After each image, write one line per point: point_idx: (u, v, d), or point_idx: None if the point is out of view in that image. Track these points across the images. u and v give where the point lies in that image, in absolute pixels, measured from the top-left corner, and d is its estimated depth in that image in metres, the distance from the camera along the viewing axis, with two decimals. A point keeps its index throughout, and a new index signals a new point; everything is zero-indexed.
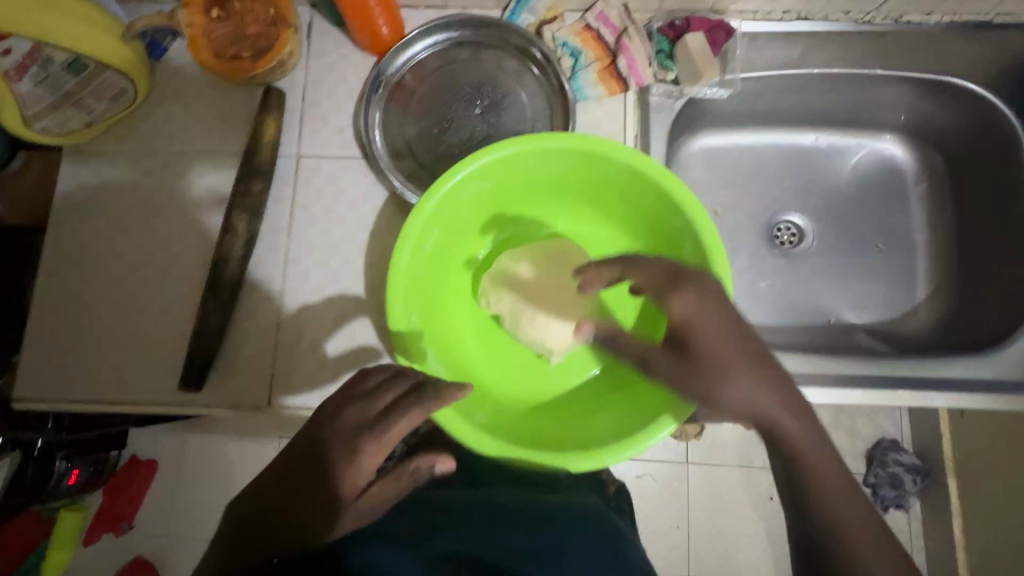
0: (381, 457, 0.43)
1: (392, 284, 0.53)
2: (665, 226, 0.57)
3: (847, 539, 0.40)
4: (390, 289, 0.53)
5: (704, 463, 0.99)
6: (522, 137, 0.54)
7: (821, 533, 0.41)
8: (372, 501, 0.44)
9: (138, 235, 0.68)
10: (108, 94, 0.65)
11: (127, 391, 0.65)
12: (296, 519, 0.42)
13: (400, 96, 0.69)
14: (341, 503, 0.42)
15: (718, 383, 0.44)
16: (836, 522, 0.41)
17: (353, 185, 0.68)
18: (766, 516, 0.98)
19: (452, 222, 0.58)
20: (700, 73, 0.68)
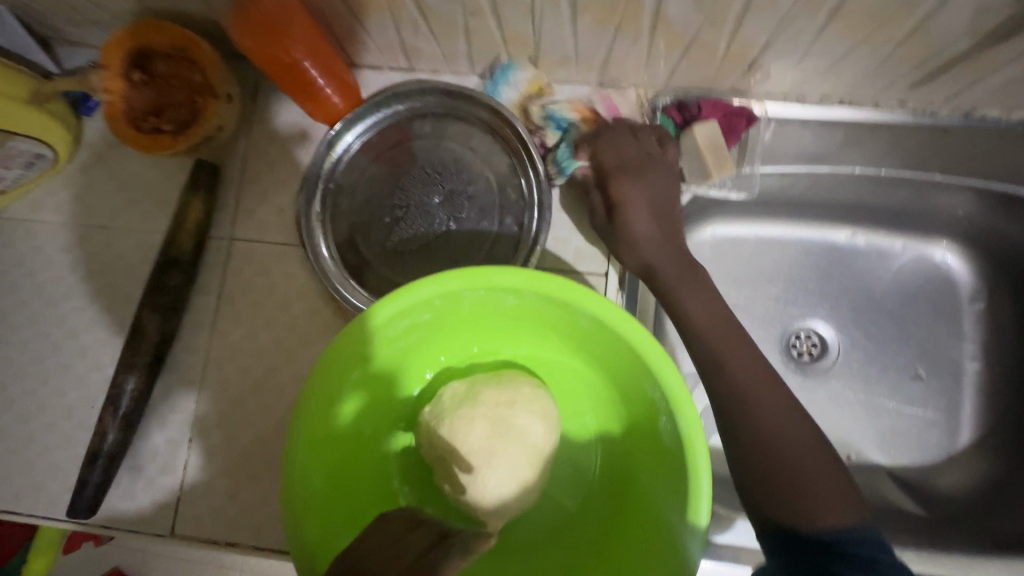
0: None
1: (293, 453, 0.43)
2: (637, 385, 0.46)
3: (783, 467, 0.43)
4: (288, 452, 0.43)
5: None
6: (464, 269, 0.44)
7: (757, 436, 0.43)
8: None
9: (52, 318, 0.61)
10: (20, 161, 0.57)
11: (24, 500, 0.58)
12: None
13: (350, 176, 0.58)
14: None
15: (625, 230, 0.51)
16: (771, 458, 0.43)
17: (288, 278, 0.58)
18: None
19: (380, 356, 0.48)
20: (710, 171, 0.56)
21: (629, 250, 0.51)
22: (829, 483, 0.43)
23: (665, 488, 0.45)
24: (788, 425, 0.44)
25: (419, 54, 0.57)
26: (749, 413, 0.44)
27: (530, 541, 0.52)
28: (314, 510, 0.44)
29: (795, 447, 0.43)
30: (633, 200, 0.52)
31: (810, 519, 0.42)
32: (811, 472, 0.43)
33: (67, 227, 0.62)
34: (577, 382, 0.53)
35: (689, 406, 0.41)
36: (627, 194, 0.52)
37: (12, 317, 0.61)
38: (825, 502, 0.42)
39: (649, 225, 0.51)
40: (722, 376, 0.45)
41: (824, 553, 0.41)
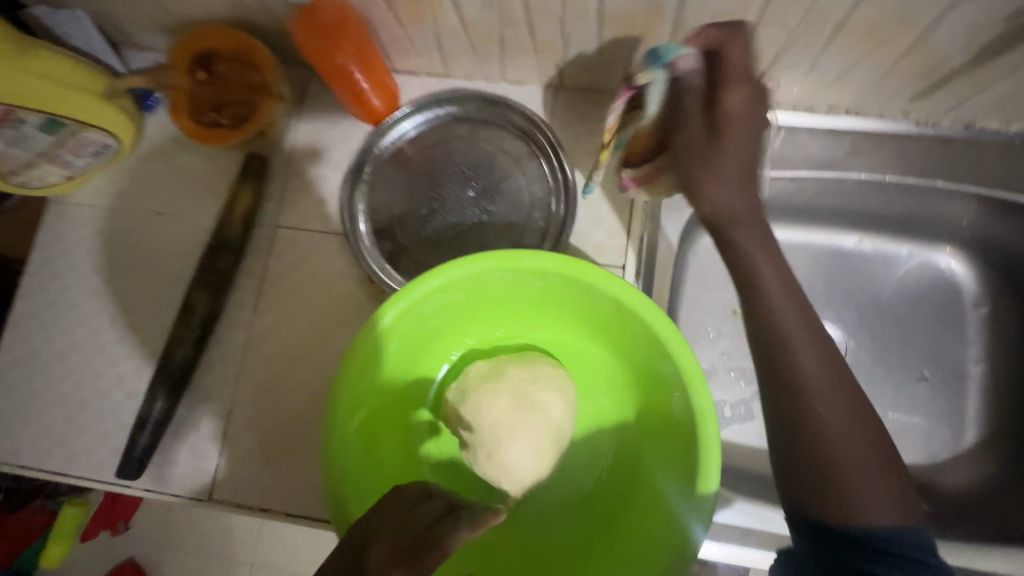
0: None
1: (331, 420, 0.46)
2: (652, 367, 0.49)
3: (833, 459, 0.42)
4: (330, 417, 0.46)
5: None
6: (497, 252, 0.48)
7: (810, 429, 0.43)
8: None
9: (105, 296, 0.65)
10: (89, 149, 0.62)
11: (73, 463, 0.62)
12: None
13: (391, 171, 0.63)
14: None
15: (710, 159, 0.46)
16: (822, 448, 0.43)
17: (327, 263, 0.63)
18: None
19: (415, 333, 0.52)
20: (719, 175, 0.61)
21: (714, 184, 0.46)
22: (885, 493, 0.42)
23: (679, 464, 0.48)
24: (847, 427, 0.43)
25: (456, 61, 0.63)
26: (804, 400, 0.44)
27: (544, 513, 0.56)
28: (350, 472, 0.47)
29: (848, 443, 0.42)
30: (740, 124, 0.45)
31: (854, 516, 0.41)
32: (864, 478, 0.42)
33: (125, 212, 0.67)
34: (594, 366, 0.57)
35: (701, 384, 0.45)
36: (737, 111, 0.45)
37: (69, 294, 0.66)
38: (873, 500, 0.41)
39: (739, 163, 0.46)
40: (786, 357, 0.44)
41: (863, 554, 0.41)
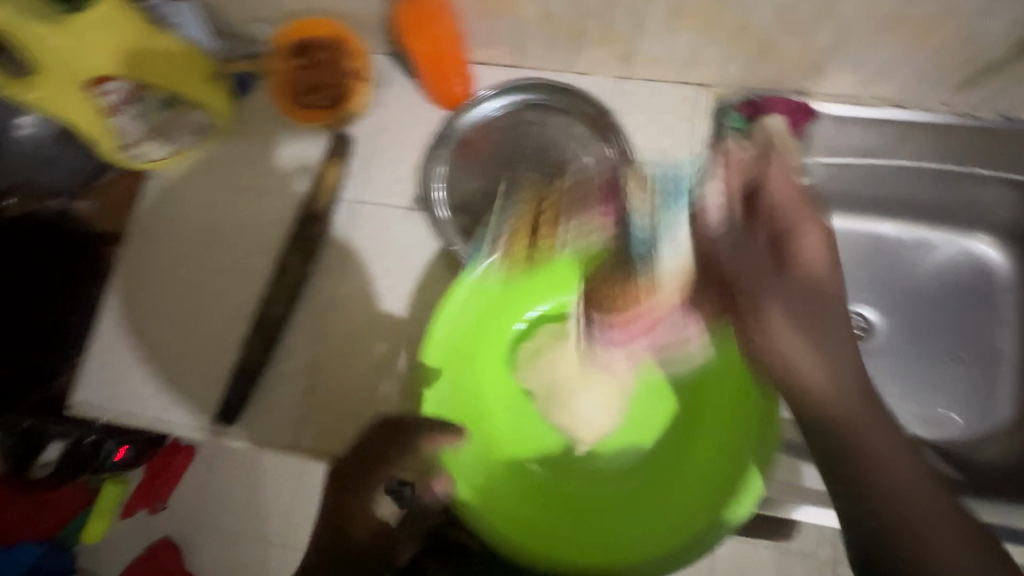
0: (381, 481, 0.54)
1: (434, 354, 0.56)
2: (713, 330, 0.56)
3: (913, 536, 0.40)
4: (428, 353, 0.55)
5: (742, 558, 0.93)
6: (581, 220, 0.55)
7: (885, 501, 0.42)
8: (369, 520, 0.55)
9: (195, 262, 0.71)
10: (189, 128, 0.69)
11: (166, 412, 0.67)
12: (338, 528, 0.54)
13: (463, 152, 0.69)
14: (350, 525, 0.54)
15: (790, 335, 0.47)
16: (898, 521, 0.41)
17: (405, 235, 0.69)
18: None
19: (500, 292, 0.59)
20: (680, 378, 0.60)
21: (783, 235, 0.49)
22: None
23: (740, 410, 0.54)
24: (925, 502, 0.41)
25: (527, 51, 0.68)
26: (874, 466, 0.42)
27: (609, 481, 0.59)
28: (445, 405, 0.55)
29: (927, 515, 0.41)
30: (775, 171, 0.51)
31: None
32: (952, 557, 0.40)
33: (212, 185, 0.72)
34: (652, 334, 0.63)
35: (761, 337, 0.51)
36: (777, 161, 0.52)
37: (159, 261, 0.71)
38: None
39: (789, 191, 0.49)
40: (841, 410, 0.44)
41: None
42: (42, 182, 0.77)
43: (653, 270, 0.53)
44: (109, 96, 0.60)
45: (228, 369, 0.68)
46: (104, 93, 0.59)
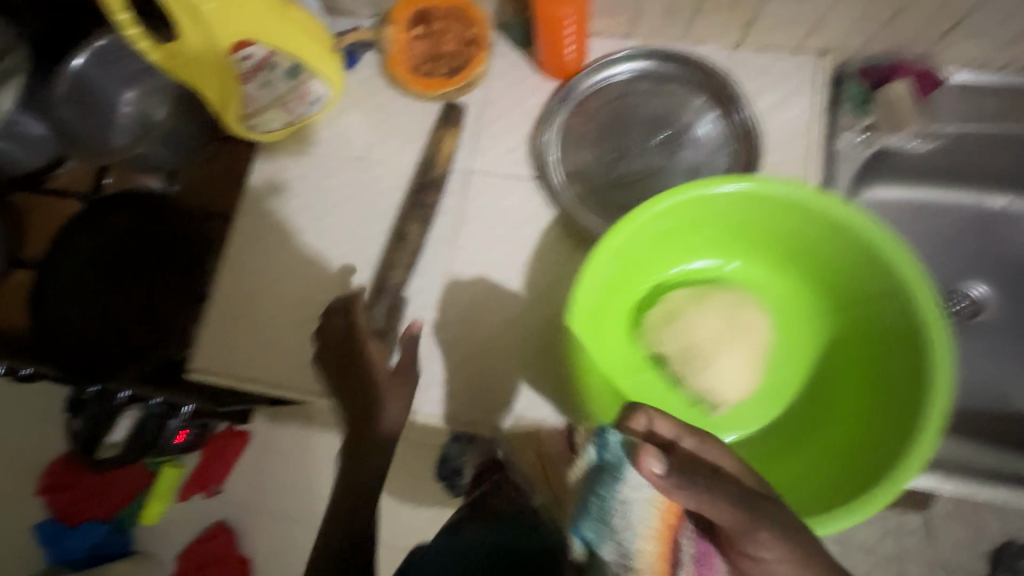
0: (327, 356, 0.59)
1: (570, 321, 0.52)
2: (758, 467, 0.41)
3: None
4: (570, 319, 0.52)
5: None
6: (720, 176, 0.52)
7: None
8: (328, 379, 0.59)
9: (313, 231, 0.73)
10: (307, 99, 0.69)
11: (291, 379, 0.69)
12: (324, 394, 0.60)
13: (577, 121, 0.69)
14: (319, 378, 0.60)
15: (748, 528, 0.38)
16: None
17: (520, 205, 0.69)
18: None
19: (629, 257, 0.56)
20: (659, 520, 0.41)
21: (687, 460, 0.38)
22: None
23: (903, 375, 0.49)
24: None
25: (643, 21, 0.68)
26: None
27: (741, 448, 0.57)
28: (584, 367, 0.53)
29: None
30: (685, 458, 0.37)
31: None
32: None
33: (327, 157, 0.74)
34: (786, 297, 0.59)
35: (926, 290, 0.47)
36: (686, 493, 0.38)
37: (274, 232, 0.73)
38: None
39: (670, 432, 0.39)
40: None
41: None
42: (151, 158, 0.79)
43: (627, 568, 0.41)
44: (243, 62, 0.60)
45: None
46: (241, 59, 0.60)
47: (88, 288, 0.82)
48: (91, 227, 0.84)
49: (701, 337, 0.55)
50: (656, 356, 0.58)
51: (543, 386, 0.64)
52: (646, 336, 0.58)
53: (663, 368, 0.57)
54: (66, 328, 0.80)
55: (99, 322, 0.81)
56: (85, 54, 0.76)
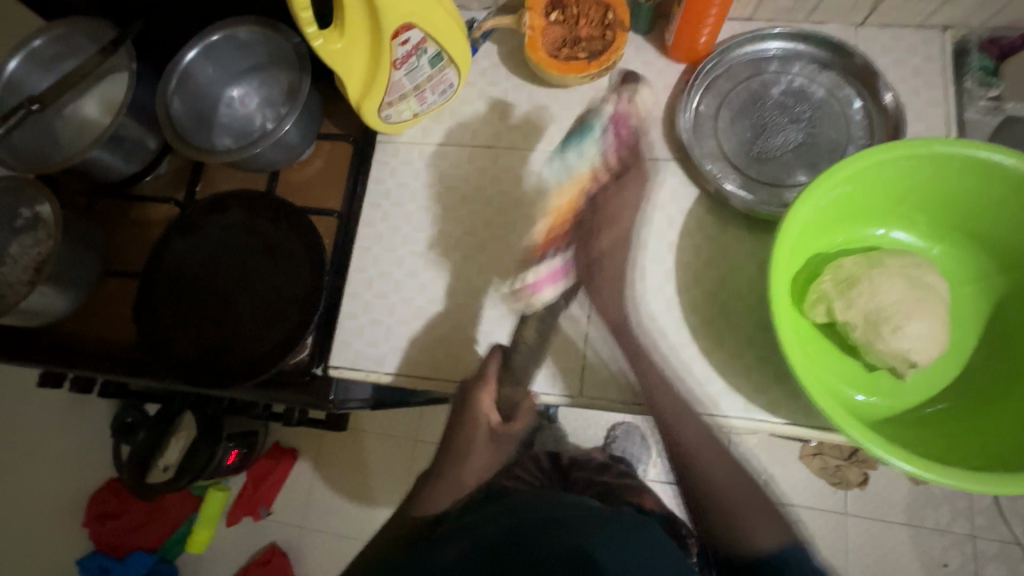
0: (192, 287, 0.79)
1: (770, 284, 0.53)
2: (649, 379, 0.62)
3: (701, 475, 0.63)
4: (773, 283, 0.53)
5: (861, 514, 1.24)
6: (903, 141, 0.54)
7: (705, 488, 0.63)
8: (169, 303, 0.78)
9: (448, 222, 0.74)
10: (439, 88, 0.69)
11: (439, 370, 0.69)
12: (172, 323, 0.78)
13: (710, 102, 0.70)
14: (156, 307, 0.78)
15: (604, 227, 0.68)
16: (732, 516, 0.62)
17: (661, 184, 0.69)
18: (896, 521, 1.23)
19: (809, 224, 0.57)
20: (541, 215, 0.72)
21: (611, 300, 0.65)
22: (757, 517, 0.61)
23: None
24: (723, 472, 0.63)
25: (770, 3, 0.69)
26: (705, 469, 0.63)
27: (933, 409, 0.58)
28: (788, 333, 0.53)
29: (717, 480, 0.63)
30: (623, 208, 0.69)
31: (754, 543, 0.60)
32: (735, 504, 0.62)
33: (456, 148, 0.76)
34: (953, 261, 0.61)
35: None
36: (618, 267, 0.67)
37: (409, 224, 0.75)
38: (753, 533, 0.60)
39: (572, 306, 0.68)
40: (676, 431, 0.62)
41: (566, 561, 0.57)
42: (262, 159, 0.74)
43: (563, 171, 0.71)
44: (397, 48, 0.60)
45: (493, 321, 0.69)
46: (398, 45, 0.60)
47: (198, 294, 0.78)
48: (198, 231, 0.80)
49: (889, 298, 0.55)
50: (836, 322, 0.59)
51: (710, 366, 0.63)
52: (823, 304, 0.58)
53: (843, 333, 0.59)
54: (181, 334, 0.76)
55: (212, 328, 0.76)
56: (196, 49, 0.76)
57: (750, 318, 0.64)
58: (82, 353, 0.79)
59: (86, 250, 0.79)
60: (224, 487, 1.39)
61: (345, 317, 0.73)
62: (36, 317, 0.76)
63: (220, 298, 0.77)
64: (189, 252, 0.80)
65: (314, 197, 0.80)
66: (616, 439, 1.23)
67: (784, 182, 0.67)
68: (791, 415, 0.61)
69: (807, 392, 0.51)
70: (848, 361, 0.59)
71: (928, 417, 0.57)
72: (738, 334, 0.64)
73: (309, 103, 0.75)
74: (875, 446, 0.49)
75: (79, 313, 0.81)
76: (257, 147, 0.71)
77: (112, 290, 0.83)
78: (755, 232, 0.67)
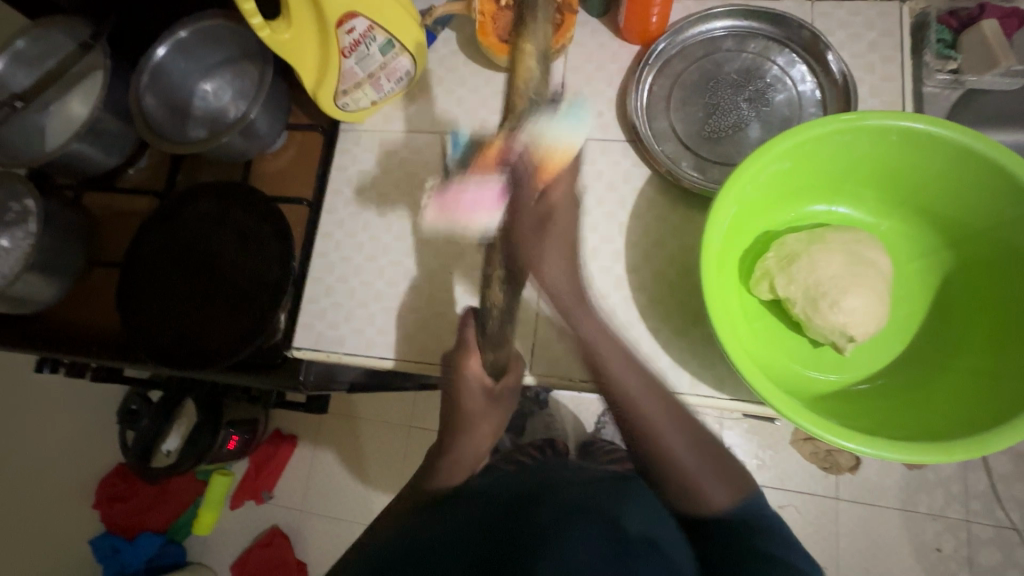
0: (169, 275, 0.82)
1: (704, 262, 0.54)
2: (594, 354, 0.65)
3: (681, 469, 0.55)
4: (706, 259, 0.54)
5: (852, 500, 1.22)
6: (837, 115, 0.54)
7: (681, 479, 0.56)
8: (144, 291, 0.82)
9: (409, 207, 0.77)
10: (394, 76, 0.70)
11: (397, 349, 0.72)
12: (146, 310, 0.81)
13: (664, 82, 0.70)
14: (133, 295, 0.81)
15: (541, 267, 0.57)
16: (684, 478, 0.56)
17: (614, 165, 0.70)
18: (888, 508, 1.20)
19: (748, 200, 0.57)
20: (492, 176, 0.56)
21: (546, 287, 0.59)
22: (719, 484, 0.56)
23: None
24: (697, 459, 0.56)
25: None
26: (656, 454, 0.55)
27: (870, 385, 0.58)
28: (720, 310, 0.54)
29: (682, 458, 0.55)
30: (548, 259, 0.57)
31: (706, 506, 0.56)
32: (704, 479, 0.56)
33: (417, 134, 0.78)
34: (901, 236, 0.61)
35: None
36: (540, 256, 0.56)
37: (371, 209, 0.78)
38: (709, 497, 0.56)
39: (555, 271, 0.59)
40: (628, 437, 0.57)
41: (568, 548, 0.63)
42: (230, 149, 0.77)
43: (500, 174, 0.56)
44: (343, 36, 0.63)
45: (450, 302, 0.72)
46: (344, 33, 0.63)
47: (175, 281, 0.81)
48: (176, 219, 0.83)
49: (826, 273, 0.55)
50: (779, 299, 0.59)
51: (657, 343, 0.64)
52: (765, 281, 0.58)
53: (786, 309, 0.59)
54: (160, 320, 0.80)
55: (188, 313, 0.79)
56: (166, 45, 0.79)
57: (697, 296, 0.65)
58: (68, 338, 0.84)
59: (69, 240, 0.83)
60: (227, 472, 1.40)
61: (311, 300, 0.77)
62: (25, 304, 0.81)
63: (193, 286, 0.80)
64: (165, 241, 0.83)
65: (283, 187, 0.82)
66: (607, 424, 1.15)
67: (735, 160, 0.67)
68: (735, 389, 0.62)
69: (738, 365, 0.52)
70: (793, 338, 0.60)
71: (863, 393, 0.57)
72: (686, 312, 0.65)
73: (275, 95, 0.77)
74: (805, 420, 0.50)
75: (67, 301, 0.86)
76: (225, 136, 0.73)
77: (97, 280, 0.87)
78: (703, 211, 0.68)
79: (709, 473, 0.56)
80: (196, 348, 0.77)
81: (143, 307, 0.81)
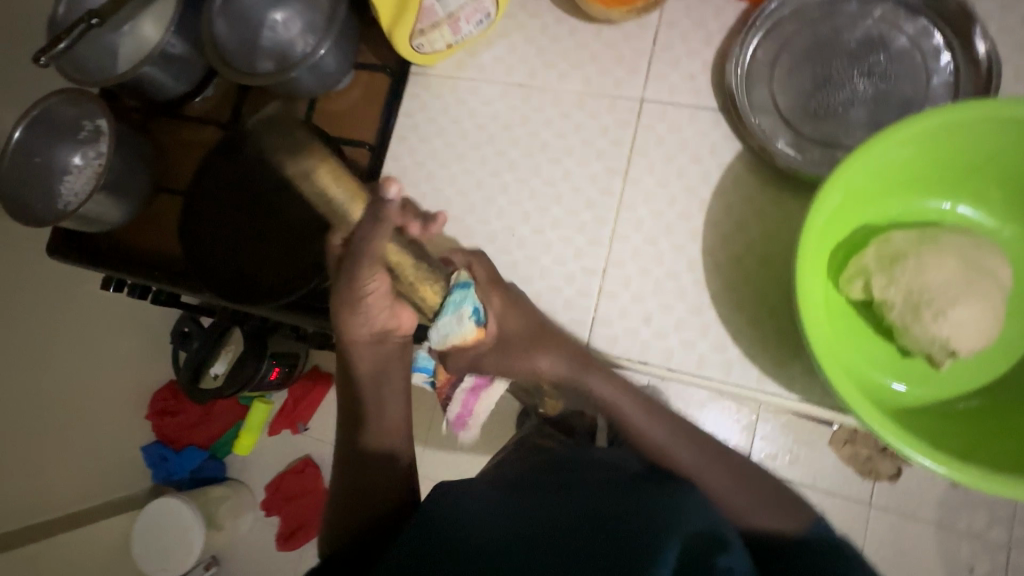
0: (228, 206, 0.82)
1: (798, 253, 0.49)
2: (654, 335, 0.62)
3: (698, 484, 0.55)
4: (802, 250, 0.49)
5: None
6: (980, 98, 0.47)
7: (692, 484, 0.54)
8: (206, 219, 0.82)
9: (472, 158, 0.73)
10: (474, 17, 0.67)
11: None
12: (207, 239, 0.81)
13: (770, 45, 0.63)
14: (196, 223, 0.82)
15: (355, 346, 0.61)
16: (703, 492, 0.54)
17: (701, 136, 0.65)
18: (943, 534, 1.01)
19: (856, 186, 0.51)
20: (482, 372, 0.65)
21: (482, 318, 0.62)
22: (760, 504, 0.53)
23: None
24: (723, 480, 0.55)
25: None
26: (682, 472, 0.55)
27: (963, 405, 0.53)
28: (811, 308, 0.50)
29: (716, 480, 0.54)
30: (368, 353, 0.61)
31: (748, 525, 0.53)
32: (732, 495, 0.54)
33: (488, 83, 0.74)
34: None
35: None
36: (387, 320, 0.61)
37: (433, 159, 0.74)
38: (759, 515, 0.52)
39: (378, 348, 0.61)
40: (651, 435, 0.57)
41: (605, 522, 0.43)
42: (299, 85, 0.75)
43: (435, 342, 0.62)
44: None
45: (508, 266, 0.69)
46: None
47: (234, 217, 0.81)
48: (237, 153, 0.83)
49: (936, 280, 0.50)
50: (872, 301, 0.53)
51: (727, 332, 0.60)
52: (863, 280, 0.53)
53: (879, 314, 0.54)
54: (219, 251, 0.80)
55: (246, 247, 0.80)
56: None
57: (777, 288, 0.61)
58: (137, 261, 0.86)
59: (137, 164, 0.84)
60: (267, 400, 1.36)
61: None
62: (95, 223, 0.83)
63: (254, 221, 0.81)
64: (225, 171, 0.83)
65: (345, 128, 0.80)
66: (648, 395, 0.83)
67: (841, 142, 0.60)
68: (806, 392, 0.58)
69: (822, 367, 0.48)
70: (881, 345, 0.55)
71: (952, 413, 0.53)
72: (762, 304, 0.61)
73: (347, 30, 0.75)
74: (888, 434, 0.46)
75: (134, 224, 0.88)
76: (294, 70, 0.71)
77: (163, 205, 0.89)
78: (797, 195, 0.62)
79: (754, 499, 0.53)
80: (256, 286, 0.78)
81: (204, 237, 0.81)
